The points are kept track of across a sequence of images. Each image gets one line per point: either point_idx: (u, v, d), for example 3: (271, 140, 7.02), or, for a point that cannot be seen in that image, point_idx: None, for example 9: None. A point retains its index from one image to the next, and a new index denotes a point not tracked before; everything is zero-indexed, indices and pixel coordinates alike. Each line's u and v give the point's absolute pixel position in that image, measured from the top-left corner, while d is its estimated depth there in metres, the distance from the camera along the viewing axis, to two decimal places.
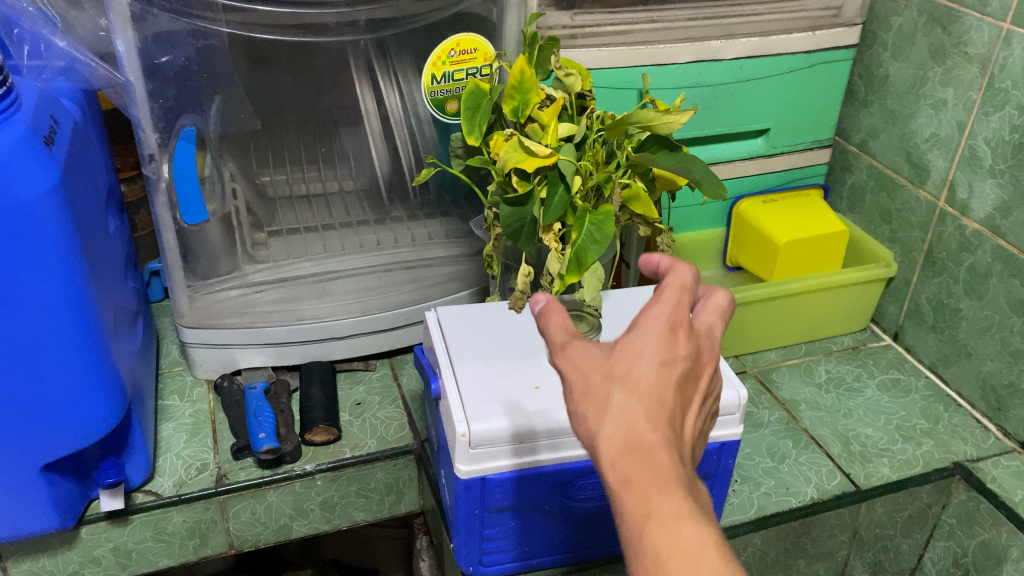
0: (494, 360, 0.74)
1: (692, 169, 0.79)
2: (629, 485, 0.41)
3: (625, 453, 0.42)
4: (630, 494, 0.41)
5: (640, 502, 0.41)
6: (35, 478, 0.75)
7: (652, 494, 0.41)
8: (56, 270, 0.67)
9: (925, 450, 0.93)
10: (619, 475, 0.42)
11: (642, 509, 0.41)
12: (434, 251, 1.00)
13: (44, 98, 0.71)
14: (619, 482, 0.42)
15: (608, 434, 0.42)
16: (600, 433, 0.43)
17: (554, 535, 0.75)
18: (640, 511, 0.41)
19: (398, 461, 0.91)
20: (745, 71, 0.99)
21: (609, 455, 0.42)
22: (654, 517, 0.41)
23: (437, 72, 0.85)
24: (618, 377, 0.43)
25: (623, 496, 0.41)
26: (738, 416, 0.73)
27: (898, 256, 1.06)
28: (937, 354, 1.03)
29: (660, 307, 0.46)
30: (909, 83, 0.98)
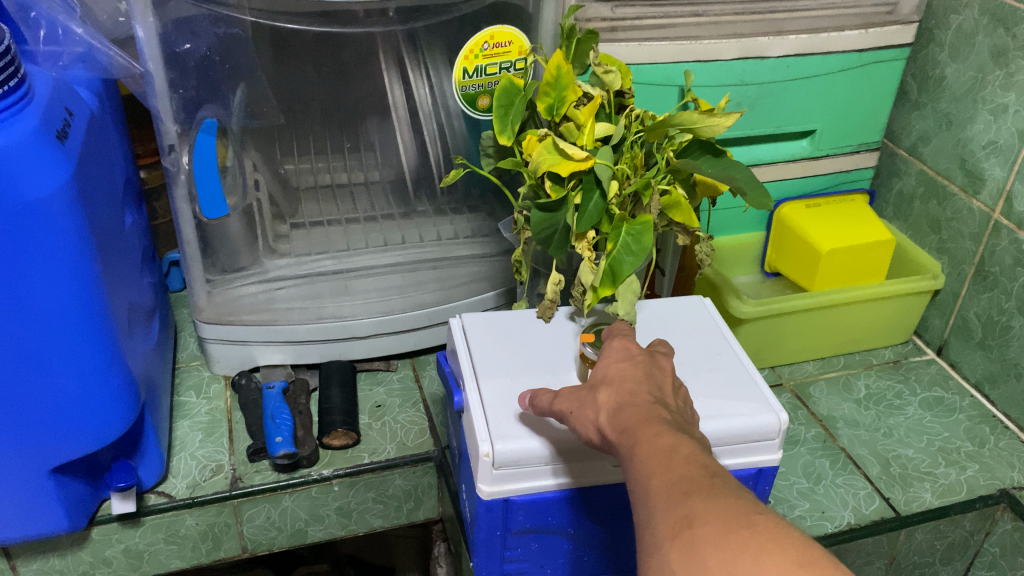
0: (520, 375, 0.70)
1: (736, 176, 0.74)
2: (622, 430, 0.52)
3: (615, 416, 0.54)
4: (625, 436, 0.52)
5: (630, 436, 0.51)
6: (45, 480, 0.73)
7: (636, 428, 0.51)
8: (66, 272, 0.64)
9: (970, 475, 0.88)
10: (617, 429, 0.53)
11: (629, 437, 0.51)
12: (459, 250, 0.96)
13: (58, 89, 0.68)
14: (618, 432, 0.53)
15: (602, 414, 0.55)
16: (599, 417, 0.55)
17: (579, 558, 0.72)
18: (629, 443, 0.51)
19: (417, 468, 0.88)
20: (793, 70, 0.94)
21: (608, 425, 0.54)
22: (639, 440, 0.50)
23: (469, 67, 0.81)
24: (598, 380, 0.58)
25: (621, 439, 0.52)
26: (778, 441, 0.69)
27: (946, 267, 1.01)
28: (984, 372, 0.98)
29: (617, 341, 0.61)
30: (966, 86, 0.93)
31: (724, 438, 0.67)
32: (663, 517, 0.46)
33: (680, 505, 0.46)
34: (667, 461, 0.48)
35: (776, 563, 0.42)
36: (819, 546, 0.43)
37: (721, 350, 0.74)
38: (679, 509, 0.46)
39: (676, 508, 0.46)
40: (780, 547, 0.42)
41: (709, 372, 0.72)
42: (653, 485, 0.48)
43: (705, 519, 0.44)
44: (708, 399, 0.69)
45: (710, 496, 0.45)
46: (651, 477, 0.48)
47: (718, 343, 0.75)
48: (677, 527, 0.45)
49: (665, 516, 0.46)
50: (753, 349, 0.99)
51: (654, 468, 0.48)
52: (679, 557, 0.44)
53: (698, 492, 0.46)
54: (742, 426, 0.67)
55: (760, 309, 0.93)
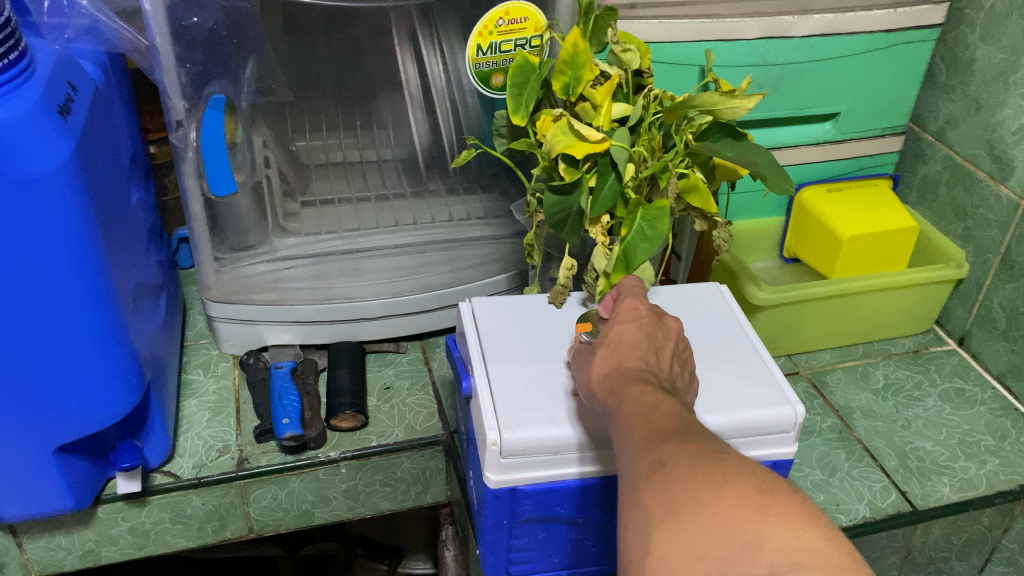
0: (530, 361, 0.69)
1: (757, 161, 0.72)
2: (609, 393, 0.54)
3: (607, 379, 0.55)
4: (613, 398, 0.53)
5: (620, 396, 0.52)
6: (49, 459, 0.72)
7: (623, 390, 0.52)
8: (68, 250, 0.63)
9: (989, 470, 0.86)
10: (606, 391, 0.54)
11: (614, 399, 0.53)
12: (471, 231, 0.94)
13: (62, 62, 0.66)
14: (607, 395, 0.54)
15: (595, 376, 0.56)
16: (592, 379, 0.56)
17: (587, 547, 0.71)
18: (616, 404, 0.52)
19: (426, 451, 0.87)
20: (818, 50, 0.91)
21: (600, 387, 0.55)
22: (624, 399, 0.52)
23: (483, 43, 0.79)
24: (599, 340, 0.58)
25: (610, 402, 0.53)
26: (793, 434, 0.67)
27: (970, 256, 0.98)
28: (1007, 364, 0.96)
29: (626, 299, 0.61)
30: (998, 69, 0.89)
31: (740, 430, 0.65)
32: (640, 460, 0.47)
33: (655, 450, 0.47)
34: (647, 416, 0.49)
35: (736, 490, 0.43)
36: (784, 480, 0.44)
37: (736, 339, 0.72)
38: (654, 453, 0.47)
39: (651, 453, 0.47)
40: (743, 477, 0.43)
41: (724, 362, 0.70)
42: (633, 435, 0.49)
43: (675, 460, 0.45)
44: (723, 391, 0.67)
45: (683, 441, 0.46)
46: (632, 429, 0.49)
47: (734, 332, 0.73)
48: (651, 469, 0.46)
49: (641, 461, 0.47)
50: (770, 336, 0.97)
51: (635, 423, 0.49)
52: (650, 494, 0.45)
53: (673, 438, 0.47)
54: (758, 419, 0.65)
55: (777, 296, 0.91)
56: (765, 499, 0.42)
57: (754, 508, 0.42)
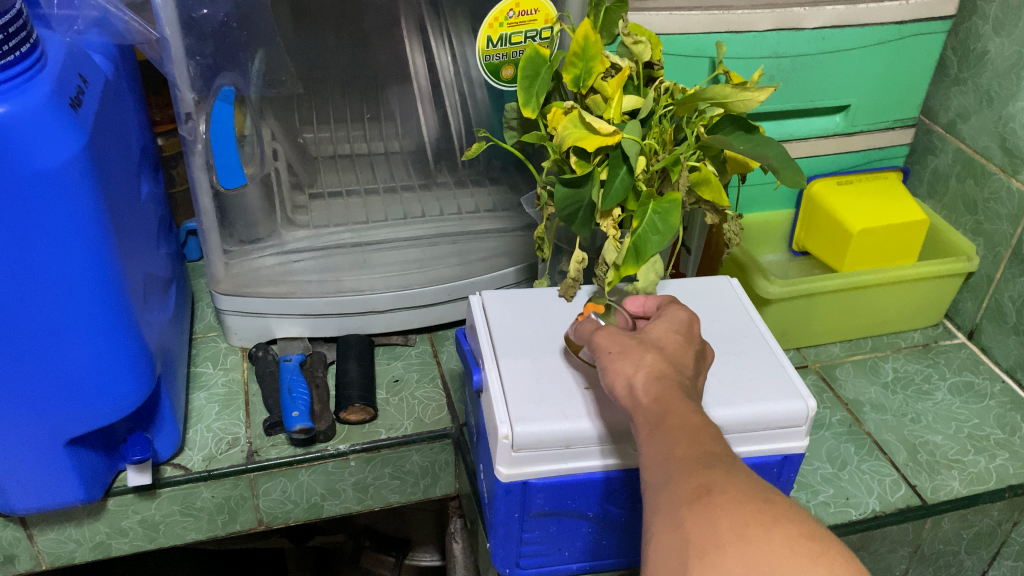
0: (541, 355, 0.69)
1: (769, 155, 0.71)
2: (657, 397, 0.51)
3: (654, 381, 0.52)
4: (659, 405, 0.51)
5: (664, 404, 0.51)
6: (60, 452, 0.72)
7: (672, 401, 0.50)
8: (81, 243, 0.63)
9: (999, 464, 0.86)
10: (651, 394, 0.51)
11: (660, 408, 0.50)
12: (480, 224, 0.94)
13: (72, 54, 0.66)
14: (652, 398, 0.51)
15: (641, 372, 0.53)
16: (636, 373, 0.53)
17: (597, 541, 0.71)
18: (657, 413, 0.50)
19: (435, 444, 0.87)
20: (829, 42, 0.91)
21: (642, 386, 0.52)
22: (672, 411, 0.50)
23: (493, 35, 0.78)
24: (646, 339, 0.56)
25: (653, 407, 0.51)
26: (805, 428, 0.67)
27: (981, 250, 0.98)
28: (1017, 358, 0.95)
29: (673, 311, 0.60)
30: (1010, 62, 0.89)
31: (750, 425, 0.65)
32: (681, 482, 0.46)
33: (699, 474, 0.46)
34: (691, 435, 0.49)
35: (783, 533, 0.43)
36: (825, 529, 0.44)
37: (747, 333, 0.72)
38: (698, 477, 0.46)
39: (696, 477, 0.46)
40: (794, 522, 0.43)
41: (735, 356, 0.70)
42: (674, 451, 0.48)
43: (723, 491, 0.45)
44: (735, 385, 0.67)
45: (731, 472, 0.46)
46: (677, 448, 0.48)
47: (745, 326, 0.73)
48: (693, 493, 0.45)
49: (683, 481, 0.46)
50: (779, 330, 0.96)
51: (679, 440, 0.48)
52: (692, 520, 0.44)
53: (720, 466, 0.47)
54: (769, 412, 0.65)
55: (787, 290, 0.91)
56: (816, 548, 0.42)
57: (802, 555, 0.42)
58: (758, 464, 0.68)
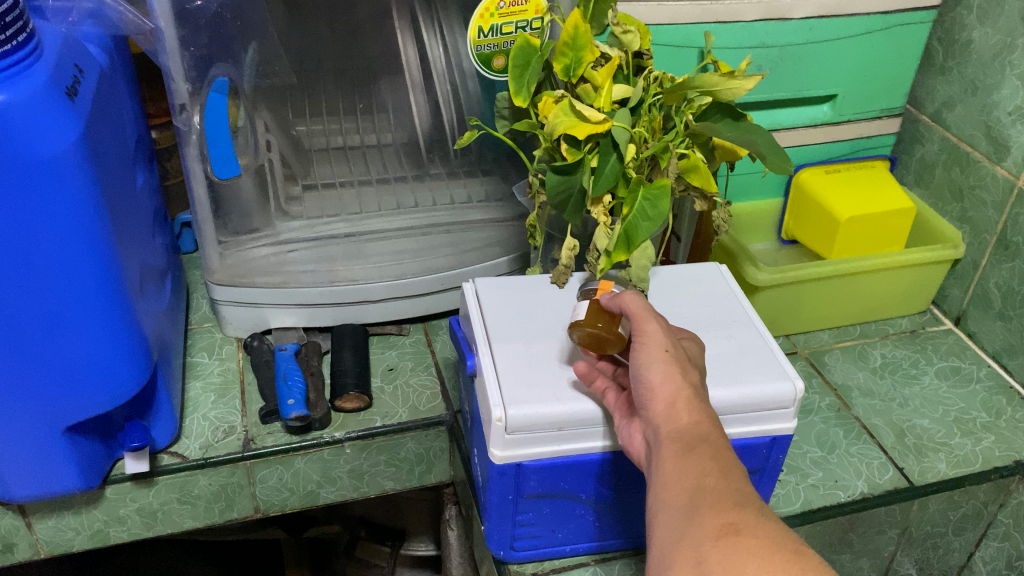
0: (534, 340, 0.70)
1: (757, 141, 0.73)
2: (698, 421, 0.54)
3: (694, 401, 0.55)
4: (695, 428, 0.54)
5: (698, 430, 0.54)
6: (59, 438, 0.73)
7: (709, 430, 0.54)
8: (78, 231, 0.64)
9: (985, 446, 0.88)
10: (690, 413, 0.54)
11: (696, 432, 0.53)
12: (473, 214, 0.95)
13: (68, 44, 0.67)
14: (690, 418, 0.54)
15: (684, 388, 0.56)
16: (678, 386, 0.56)
17: (590, 522, 0.72)
18: (691, 436, 0.53)
19: (429, 431, 0.88)
20: (816, 32, 0.92)
21: (681, 401, 0.55)
22: (709, 437, 0.53)
23: (484, 25, 0.79)
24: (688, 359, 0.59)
25: (688, 427, 0.54)
26: (792, 410, 0.68)
27: (967, 237, 0.99)
28: (1003, 343, 0.97)
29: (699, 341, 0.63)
30: (994, 50, 0.90)
31: (739, 406, 0.66)
32: (710, 518, 0.48)
33: (728, 512, 0.48)
34: (722, 469, 0.51)
35: None
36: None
37: (735, 317, 0.73)
38: (728, 515, 0.48)
39: (724, 515, 0.48)
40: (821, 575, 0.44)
41: (724, 340, 0.71)
42: (704, 481, 0.50)
43: (752, 532, 0.47)
44: (724, 368, 0.68)
45: (760, 514, 0.48)
46: (707, 476, 0.50)
47: (733, 310, 0.74)
48: (721, 530, 0.47)
49: (711, 517, 0.48)
50: (769, 316, 0.98)
51: (709, 469, 0.51)
52: (718, 558, 0.46)
53: (751, 507, 0.48)
54: (758, 394, 0.66)
55: (776, 277, 0.92)
56: None
57: None
58: (746, 445, 0.69)
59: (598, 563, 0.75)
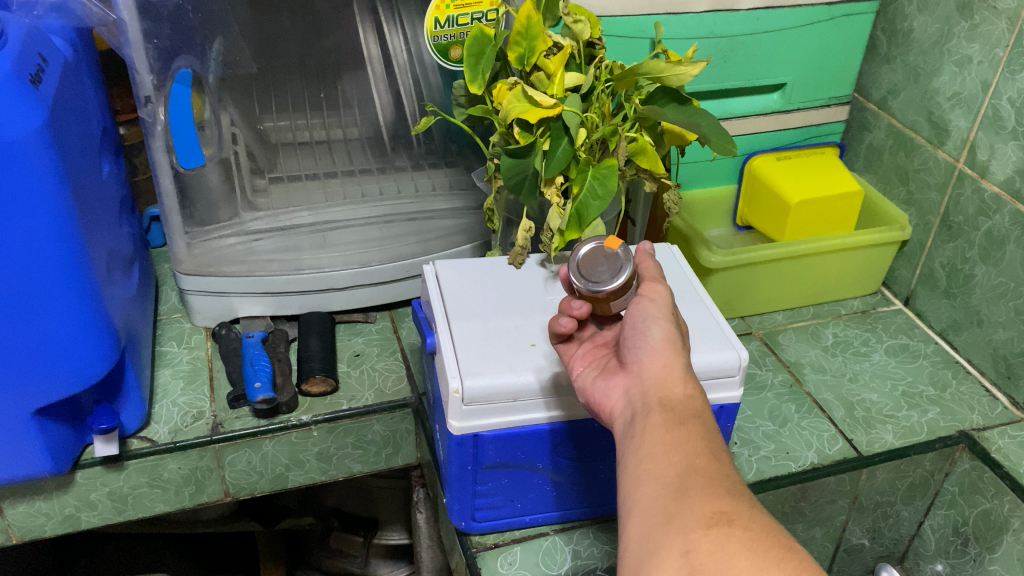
0: (490, 317, 0.72)
1: (701, 124, 0.76)
2: (692, 396, 0.55)
3: (689, 376, 0.56)
4: (685, 403, 0.54)
5: (693, 409, 0.54)
6: (28, 421, 0.74)
7: (699, 410, 0.54)
8: (44, 213, 0.66)
9: (931, 418, 0.91)
10: (684, 387, 0.55)
11: (689, 409, 0.54)
12: (437, 203, 0.97)
13: (32, 35, 0.70)
14: (683, 391, 0.55)
15: (683, 363, 0.57)
16: (678, 357, 0.57)
17: (548, 492, 0.75)
18: (684, 410, 0.54)
19: (395, 414, 0.91)
20: (762, 23, 0.96)
21: (677, 372, 0.56)
22: (701, 419, 0.53)
23: (441, 16, 0.82)
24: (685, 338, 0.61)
25: (679, 398, 0.54)
26: (739, 378, 0.71)
27: (913, 219, 1.03)
28: (949, 320, 1.01)
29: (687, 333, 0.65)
30: (933, 39, 0.94)
31: None
32: (702, 505, 0.47)
33: (720, 501, 0.47)
34: (714, 454, 0.51)
35: None
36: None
37: (685, 293, 0.76)
38: (719, 504, 0.47)
39: (715, 503, 0.47)
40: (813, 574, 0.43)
41: None
42: (696, 462, 0.50)
43: (745, 526, 0.46)
44: None
45: (753, 507, 0.47)
46: (697, 457, 0.50)
47: (683, 287, 0.77)
48: (711, 519, 0.46)
49: (703, 503, 0.47)
50: (724, 298, 1.01)
51: (700, 452, 0.50)
52: (710, 546, 0.45)
53: (742, 499, 0.47)
54: (704, 363, 0.69)
55: (729, 259, 0.95)
56: None
57: None
58: None
59: (558, 533, 0.78)
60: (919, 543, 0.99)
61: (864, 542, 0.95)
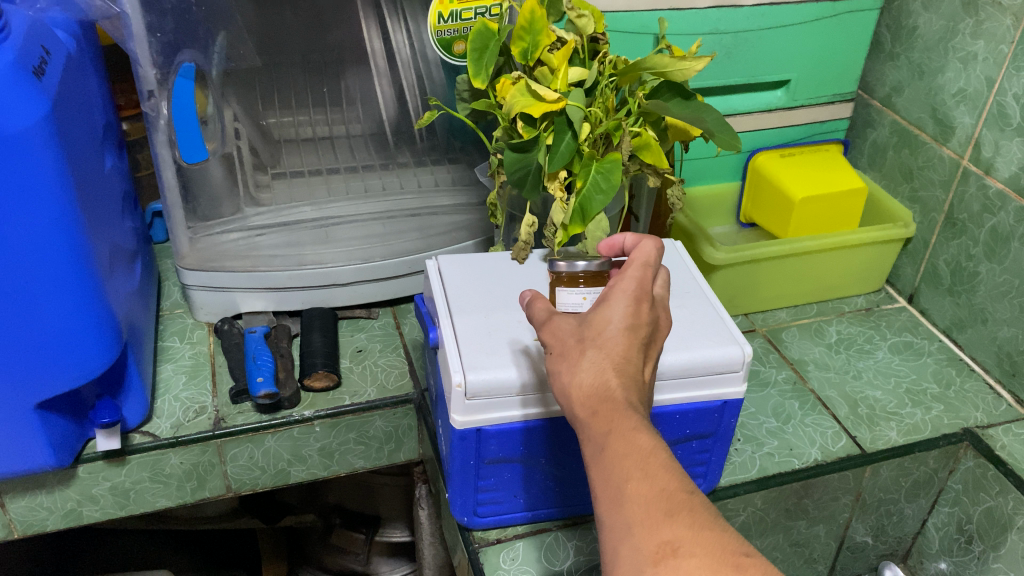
0: (494, 311, 0.72)
1: (706, 119, 0.75)
2: (596, 413, 0.50)
3: (589, 389, 0.51)
4: (596, 421, 0.50)
5: (603, 424, 0.50)
6: (30, 415, 0.74)
7: (614, 417, 0.50)
8: (49, 206, 0.66)
9: (935, 415, 0.91)
10: (588, 408, 0.51)
11: (603, 428, 0.49)
12: (440, 199, 0.97)
13: (35, 27, 0.70)
14: (587, 414, 0.51)
15: (580, 378, 0.52)
16: (574, 379, 0.52)
17: (551, 488, 0.75)
18: (599, 431, 0.50)
19: (397, 409, 0.91)
20: (766, 18, 0.96)
21: (580, 394, 0.52)
22: (615, 431, 0.49)
23: (444, 11, 0.81)
24: (588, 330, 0.54)
25: (588, 422, 0.51)
26: (742, 373, 0.71)
27: (917, 216, 1.03)
28: (953, 318, 1.00)
29: (625, 283, 0.57)
30: (938, 35, 0.93)
31: (689, 370, 0.69)
32: (644, 540, 0.45)
33: (662, 528, 0.45)
34: (644, 468, 0.47)
35: None
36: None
37: (688, 288, 0.76)
38: (662, 533, 0.45)
39: (658, 532, 0.45)
40: None
41: (677, 309, 0.73)
42: (629, 490, 0.47)
43: (690, 552, 0.44)
44: (674, 335, 0.71)
45: (695, 523, 0.45)
46: (627, 479, 0.47)
47: (686, 282, 0.77)
48: (658, 553, 0.44)
49: (646, 537, 0.45)
50: (728, 296, 1.01)
51: (631, 472, 0.47)
52: None
53: (683, 516, 0.45)
54: (706, 358, 0.69)
55: (732, 256, 0.95)
56: None
57: None
58: (697, 409, 0.72)
59: (560, 529, 0.78)
60: (922, 541, 0.98)
61: (867, 540, 0.95)
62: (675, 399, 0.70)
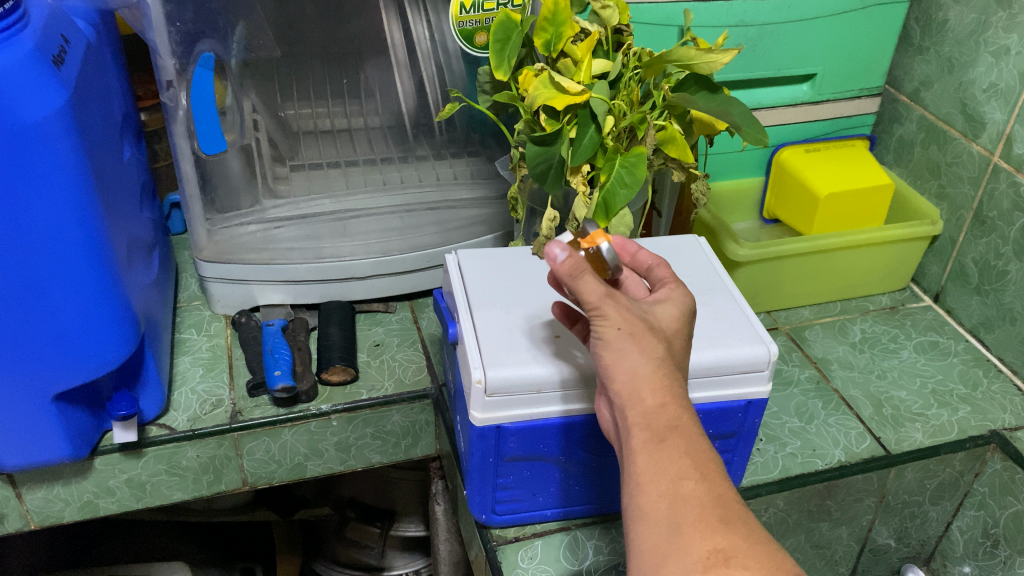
0: (514, 307, 0.71)
1: (732, 113, 0.73)
2: (666, 407, 0.49)
3: (659, 381, 0.49)
4: (660, 413, 0.48)
5: (667, 418, 0.48)
6: (47, 406, 0.74)
7: (680, 414, 0.49)
8: (68, 197, 0.65)
9: (961, 417, 0.89)
10: (656, 398, 0.49)
11: (667, 423, 0.48)
12: (458, 192, 0.96)
13: (55, 15, 0.69)
14: (654, 403, 0.49)
15: (652, 368, 0.49)
16: (646, 366, 0.49)
17: (571, 487, 0.74)
18: (661, 425, 0.48)
19: (415, 404, 0.90)
20: (793, 11, 0.94)
21: (649, 381, 0.49)
22: (680, 429, 0.48)
23: (466, 1, 0.81)
24: (654, 322, 0.52)
25: (653, 413, 0.49)
26: (767, 373, 0.69)
27: (945, 214, 1.01)
28: (980, 318, 0.98)
29: (681, 289, 0.55)
30: (969, 29, 0.91)
31: (713, 369, 0.67)
32: (695, 543, 0.44)
33: (715, 535, 0.45)
34: (702, 471, 0.47)
35: None
36: None
37: (713, 285, 0.75)
38: (715, 539, 0.44)
39: (712, 538, 0.45)
40: None
41: (702, 306, 0.72)
42: (684, 490, 0.46)
43: (743, 564, 0.44)
44: (699, 333, 0.69)
45: (749, 536, 0.45)
46: (685, 480, 0.47)
47: (710, 279, 0.76)
48: (709, 559, 0.44)
49: (697, 541, 0.45)
50: (749, 294, 1.00)
51: (687, 472, 0.47)
52: None
53: (737, 526, 0.45)
54: (729, 357, 0.67)
55: (756, 252, 0.94)
56: None
57: None
58: (721, 409, 0.70)
59: (580, 528, 0.77)
60: (946, 544, 0.97)
61: (890, 542, 0.93)
62: (697, 399, 0.69)
